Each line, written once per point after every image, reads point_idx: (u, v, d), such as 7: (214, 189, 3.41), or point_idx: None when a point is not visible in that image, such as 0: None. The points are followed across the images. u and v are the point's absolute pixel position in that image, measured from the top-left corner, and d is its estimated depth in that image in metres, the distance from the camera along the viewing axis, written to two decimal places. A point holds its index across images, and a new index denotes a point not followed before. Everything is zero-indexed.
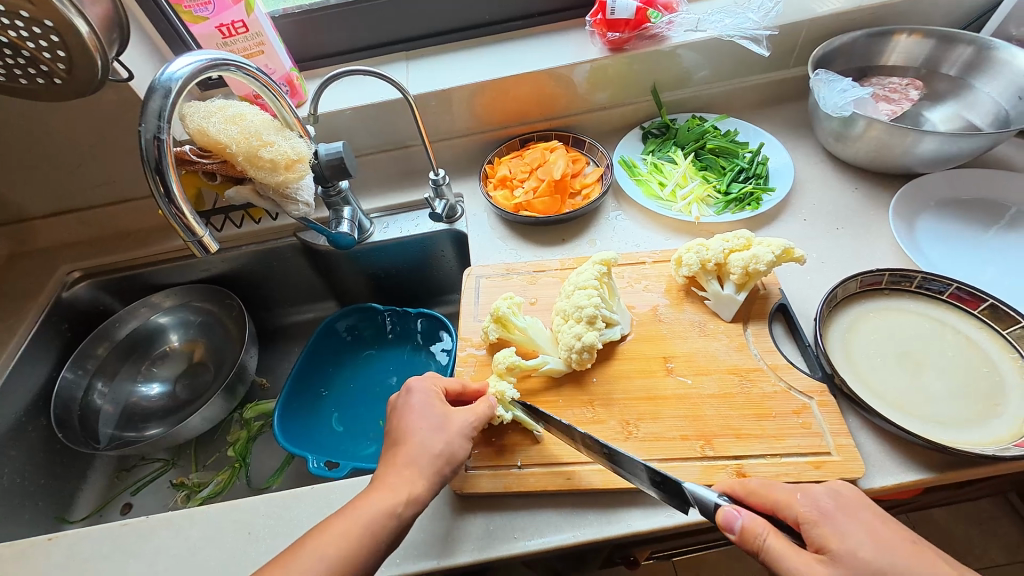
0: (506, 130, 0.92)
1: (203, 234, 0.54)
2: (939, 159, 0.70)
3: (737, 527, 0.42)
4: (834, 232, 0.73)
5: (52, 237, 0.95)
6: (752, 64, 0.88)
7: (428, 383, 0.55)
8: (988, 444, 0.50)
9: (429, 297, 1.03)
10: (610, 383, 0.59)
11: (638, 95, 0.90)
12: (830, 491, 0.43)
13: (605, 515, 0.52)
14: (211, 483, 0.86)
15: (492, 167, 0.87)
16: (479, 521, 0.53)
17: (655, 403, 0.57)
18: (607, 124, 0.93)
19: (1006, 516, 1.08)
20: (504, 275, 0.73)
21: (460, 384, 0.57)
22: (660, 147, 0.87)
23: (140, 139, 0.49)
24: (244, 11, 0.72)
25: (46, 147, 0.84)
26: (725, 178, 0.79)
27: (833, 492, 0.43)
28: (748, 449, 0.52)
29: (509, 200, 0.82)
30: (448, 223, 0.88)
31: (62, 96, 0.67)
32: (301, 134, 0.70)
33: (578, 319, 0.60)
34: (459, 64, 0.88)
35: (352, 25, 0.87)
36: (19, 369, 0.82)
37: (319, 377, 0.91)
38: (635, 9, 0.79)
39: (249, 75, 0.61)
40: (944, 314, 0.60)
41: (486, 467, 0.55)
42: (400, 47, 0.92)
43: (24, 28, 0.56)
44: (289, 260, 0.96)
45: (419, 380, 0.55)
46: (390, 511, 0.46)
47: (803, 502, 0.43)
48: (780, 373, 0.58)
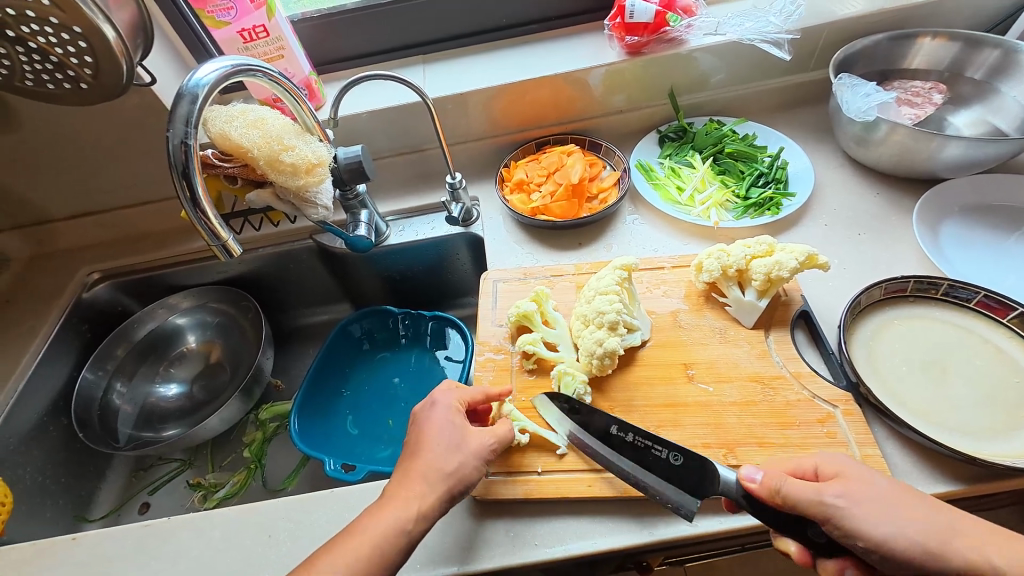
0: (522, 133, 0.92)
1: (227, 238, 0.55)
2: (964, 165, 0.69)
3: (757, 478, 0.45)
4: (855, 238, 0.72)
5: (73, 238, 0.96)
6: (771, 67, 0.88)
7: (452, 399, 0.55)
8: (1018, 455, 0.50)
9: (443, 300, 1.03)
10: (630, 390, 0.59)
11: (655, 99, 0.90)
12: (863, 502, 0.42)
13: (626, 523, 0.52)
14: (227, 484, 0.87)
15: (508, 170, 0.87)
16: (498, 528, 0.53)
17: (675, 411, 0.56)
18: (624, 127, 0.93)
19: None
20: (521, 279, 0.73)
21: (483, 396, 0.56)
22: (678, 151, 0.86)
23: (168, 144, 0.50)
24: (265, 16, 0.72)
25: (69, 150, 0.85)
26: (744, 183, 0.79)
27: None
28: (771, 459, 0.52)
29: (526, 203, 0.82)
30: (464, 227, 0.88)
31: (86, 101, 0.67)
32: (320, 138, 0.71)
33: (599, 325, 0.59)
34: (476, 68, 0.88)
35: (370, 29, 0.87)
36: (41, 369, 0.83)
37: (334, 378, 0.91)
38: (654, 13, 0.79)
39: (273, 81, 0.61)
40: (971, 321, 0.59)
41: (506, 473, 0.55)
42: (417, 50, 0.92)
43: (53, 34, 0.57)
44: (305, 262, 0.97)
45: (444, 395, 0.55)
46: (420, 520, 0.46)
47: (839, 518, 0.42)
48: (803, 381, 0.57)
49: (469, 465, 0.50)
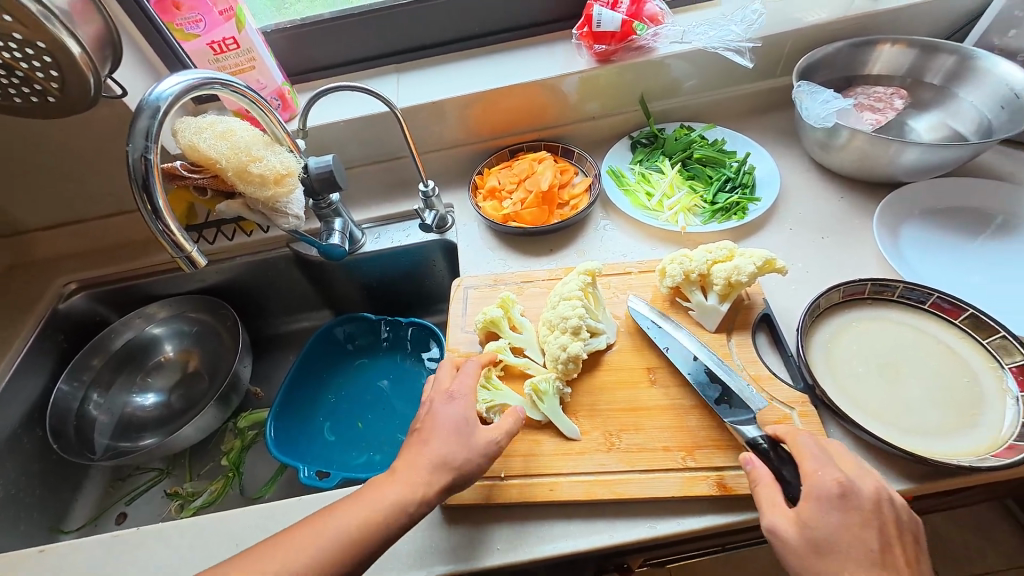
0: (496, 141, 0.93)
1: (191, 249, 0.55)
2: (922, 169, 0.71)
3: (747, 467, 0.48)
4: (819, 241, 0.73)
5: (49, 249, 0.96)
6: (740, 74, 0.89)
7: (469, 391, 0.55)
8: (968, 455, 0.51)
9: (421, 306, 1.03)
10: (595, 394, 0.60)
11: (626, 105, 0.91)
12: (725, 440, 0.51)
13: (588, 526, 0.52)
14: (204, 493, 0.86)
15: (481, 177, 0.88)
16: (463, 532, 0.54)
17: (637, 415, 0.58)
18: (597, 133, 0.94)
19: (1002, 523, 1.08)
20: (491, 285, 0.74)
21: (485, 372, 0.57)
22: (648, 156, 0.88)
23: (128, 158, 0.50)
24: (235, 28, 0.73)
25: (42, 161, 0.85)
26: (711, 188, 0.80)
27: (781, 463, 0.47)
28: (729, 461, 0.53)
29: (498, 210, 0.83)
30: (439, 234, 0.89)
31: (55, 114, 0.68)
32: (289, 148, 0.71)
33: (563, 329, 0.59)
34: (449, 77, 0.89)
35: (343, 39, 0.88)
36: (16, 380, 0.83)
37: (311, 386, 0.92)
38: (620, 22, 0.80)
39: (238, 93, 0.62)
40: (926, 323, 0.60)
41: None
42: (392, 60, 0.93)
43: (18, 50, 0.57)
44: (283, 270, 0.97)
45: (461, 388, 0.55)
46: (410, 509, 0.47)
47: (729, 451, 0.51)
48: (762, 384, 0.58)
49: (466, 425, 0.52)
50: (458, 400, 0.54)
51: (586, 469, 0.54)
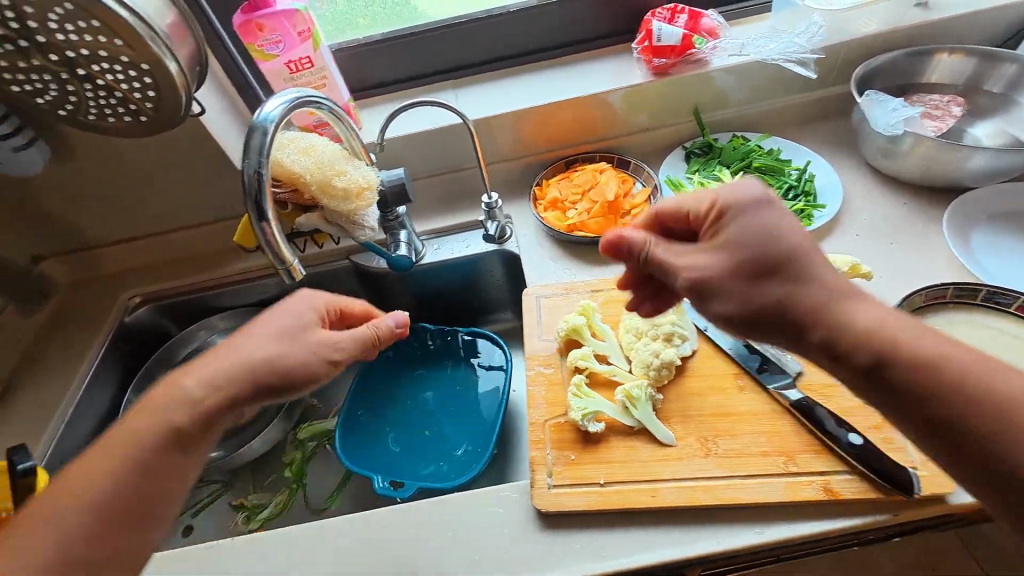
0: (551, 152, 0.94)
1: (291, 261, 0.57)
2: (989, 174, 0.72)
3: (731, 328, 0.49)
4: (888, 246, 0.74)
5: (112, 264, 0.98)
6: (793, 83, 0.91)
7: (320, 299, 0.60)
8: None
9: (475, 316, 1.04)
10: (684, 400, 0.60)
11: (681, 116, 0.93)
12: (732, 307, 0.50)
13: (693, 532, 0.53)
14: (270, 504, 0.87)
15: (541, 188, 0.89)
16: (564, 539, 0.54)
17: (730, 420, 0.58)
18: (649, 144, 0.95)
19: None
20: (564, 294, 0.75)
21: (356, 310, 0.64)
22: (705, 166, 0.89)
23: (242, 174, 0.52)
24: (311, 48, 0.75)
25: (113, 178, 0.87)
26: (774, 196, 0.81)
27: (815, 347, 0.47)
28: (834, 465, 0.53)
29: (562, 220, 0.84)
30: (499, 244, 0.90)
31: (148, 134, 0.70)
32: (367, 161, 0.72)
33: (653, 337, 0.61)
34: (507, 91, 0.91)
35: (404, 57, 0.90)
36: (88, 393, 0.84)
37: (374, 396, 0.92)
38: (681, 36, 0.82)
39: (329, 110, 0.63)
40: (1013, 327, 0.61)
41: (568, 485, 0.56)
42: (448, 75, 0.95)
43: (121, 71, 0.60)
44: (341, 282, 0.99)
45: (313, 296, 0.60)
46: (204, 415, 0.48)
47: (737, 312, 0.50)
48: None
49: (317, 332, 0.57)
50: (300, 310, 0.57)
51: (686, 475, 0.55)
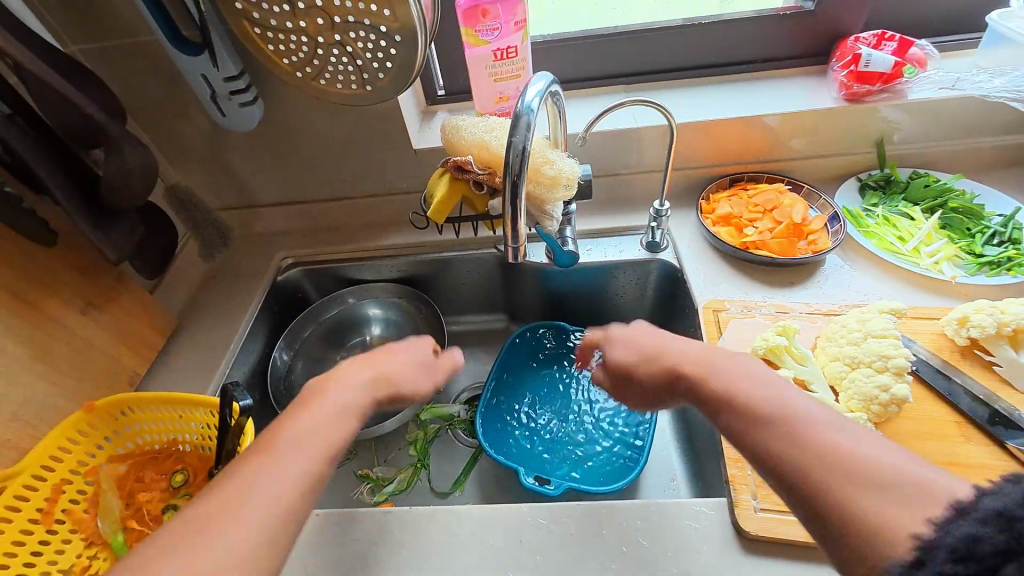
0: (718, 167, 0.91)
1: (523, 241, 0.57)
2: None
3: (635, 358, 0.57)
4: None
5: (268, 225, 1.01)
6: (996, 125, 0.85)
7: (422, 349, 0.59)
8: None
9: (604, 323, 1.01)
10: (901, 441, 0.56)
11: (860, 147, 0.89)
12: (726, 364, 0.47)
13: None
14: (395, 480, 0.85)
15: (708, 203, 0.87)
16: (773, 568, 0.51)
17: (959, 471, 0.54)
18: (821, 172, 0.91)
19: None
20: (745, 311, 0.73)
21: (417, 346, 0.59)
22: (887, 200, 0.85)
23: (508, 151, 0.52)
24: (520, 38, 0.77)
25: (294, 144, 0.90)
26: (975, 240, 0.76)
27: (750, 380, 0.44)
28: None
29: (736, 237, 0.82)
30: (656, 254, 0.88)
31: (373, 102, 0.72)
32: (567, 152, 0.72)
33: (880, 369, 0.57)
34: (686, 101, 0.89)
35: (585, 57, 0.90)
36: (245, 344, 0.87)
37: (510, 388, 0.91)
38: (893, 64, 0.80)
39: (557, 101, 0.64)
40: None
41: (778, 511, 0.53)
42: (622, 80, 0.94)
43: (373, 41, 0.62)
44: (480, 270, 0.99)
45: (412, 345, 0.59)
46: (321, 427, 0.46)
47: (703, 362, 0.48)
48: None
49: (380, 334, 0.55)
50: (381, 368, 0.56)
51: None
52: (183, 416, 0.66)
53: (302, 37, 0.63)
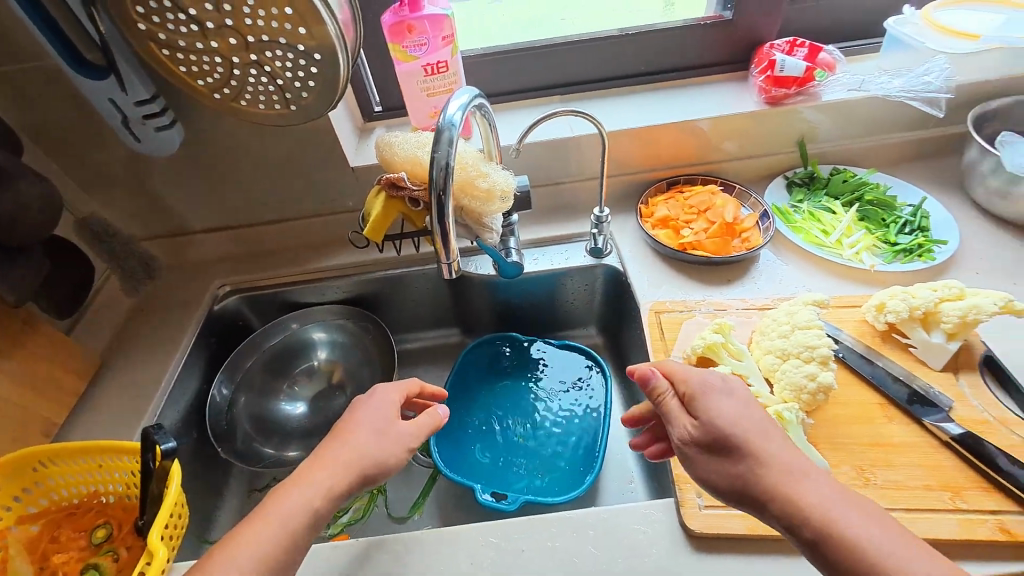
0: (654, 172, 0.94)
1: (455, 257, 0.57)
2: None
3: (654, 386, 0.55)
4: (1011, 286, 0.74)
5: (202, 252, 0.96)
6: (901, 121, 0.92)
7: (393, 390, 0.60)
8: None
9: (557, 331, 1.02)
10: (832, 427, 0.59)
11: (783, 147, 0.93)
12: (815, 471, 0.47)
13: None
14: (349, 509, 0.81)
15: (647, 207, 0.89)
16: (719, 562, 0.52)
17: (884, 450, 0.56)
18: (750, 171, 0.95)
19: None
20: (685, 311, 0.75)
21: (418, 387, 0.63)
22: (811, 195, 0.90)
23: (432, 167, 0.51)
24: (449, 53, 0.77)
25: (222, 167, 0.86)
26: (890, 230, 0.81)
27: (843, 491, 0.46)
28: (1004, 505, 0.51)
29: (674, 239, 0.84)
30: (601, 259, 0.89)
31: (300, 121, 0.70)
32: (502, 164, 0.72)
33: (807, 359, 0.60)
34: (618, 110, 0.91)
35: (519, 69, 0.91)
36: (179, 380, 0.82)
37: (464, 404, 0.90)
38: (805, 68, 0.84)
39: (485, 115, 0.64)
40: None
41: (722, 506, 0.54)
42: (557, 91, 0.95)
43: (292, 59, 0.60)
44: (429, 286, 0.98)
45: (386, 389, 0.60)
46: (315, 505, 0.50)
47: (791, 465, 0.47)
48: (1010, 427, 0.57)
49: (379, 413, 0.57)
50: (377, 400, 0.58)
51: None
52: (104, 465, 0.61)
53: (215, 57, 0.61)
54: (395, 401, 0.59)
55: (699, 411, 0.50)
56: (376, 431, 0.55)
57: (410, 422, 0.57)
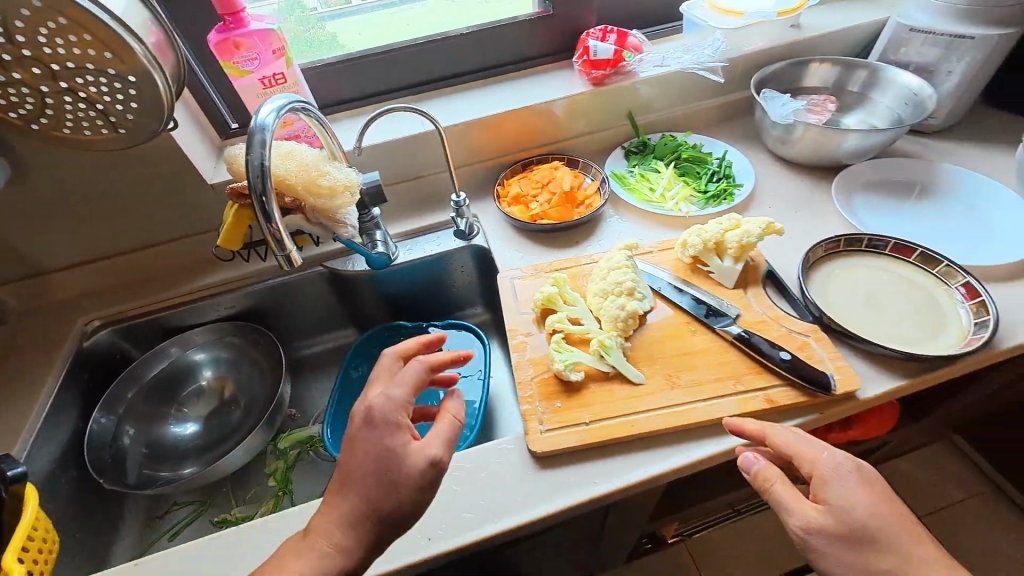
0: (509, 156, 1.04)
1: (291, 249, 0.61)
2: (860, 152, 0.91)
3: (753, 468, 0.55)
4: (794, 214, 0.90)
5: (65, 289, 0.93)
6: (708, 90, 1.08)
7: (418, 370, 0.53)
8: (942, 352, 0.65)
9: (446, 313, 1.09)
10: (648, 347, 0.70)
11: (616, 121, 1.07)
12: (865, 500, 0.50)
13: (667, 451, 0.61)
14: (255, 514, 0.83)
15: (503, 187, 0.99)
16: (559, 473, 0.61)
17: (687, 358, 0.68)
18: (593, 146, 1.08)
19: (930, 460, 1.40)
20: (535, 274, 0.84)
21: (448, 357, 0.56)
22: (642, 161, 1.03)
23: (248, 168, 0.56)
24: (284, 65, 0.82)
25: (71, 199, 0.85)
26: (702, 180, 0.96)
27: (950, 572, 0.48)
28: (771, 382, 0.64)
29: (525, 212, 0.94)
30: (469, 240, 0.97)
31: (136, 143, 0.71)
32: (347, 164, 0.78)
33: (619, 294, 0.71)
34: (466, 103, 1.00)
35: (368, 75, 0.98)
36: (49, 419, 0.80)
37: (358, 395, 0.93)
38: (613, 51, 0.97)
39: (314, 118, 0.69)
40: (889, 264, 0.77)
41: (559, 427, 0.63)
42: (409, 91, 1.03)
43: (106, 83, 0.62)
44: (314, 289, 1.01)
45: (412, 367, 0.53)
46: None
47: (822, 460, 0.53)
48: (781, 322, 0.71)
49: (393, 450, 0.49)
50: (391, 397, 0.51)
51: (657, 406, 0.64)
52: None
53: (23, 88, 0.61)
54: (412, 383, 0.53)
55: (831, 497, 0.50)
56: (381, 455, 0.49)
57: (410, 388, 0.52)
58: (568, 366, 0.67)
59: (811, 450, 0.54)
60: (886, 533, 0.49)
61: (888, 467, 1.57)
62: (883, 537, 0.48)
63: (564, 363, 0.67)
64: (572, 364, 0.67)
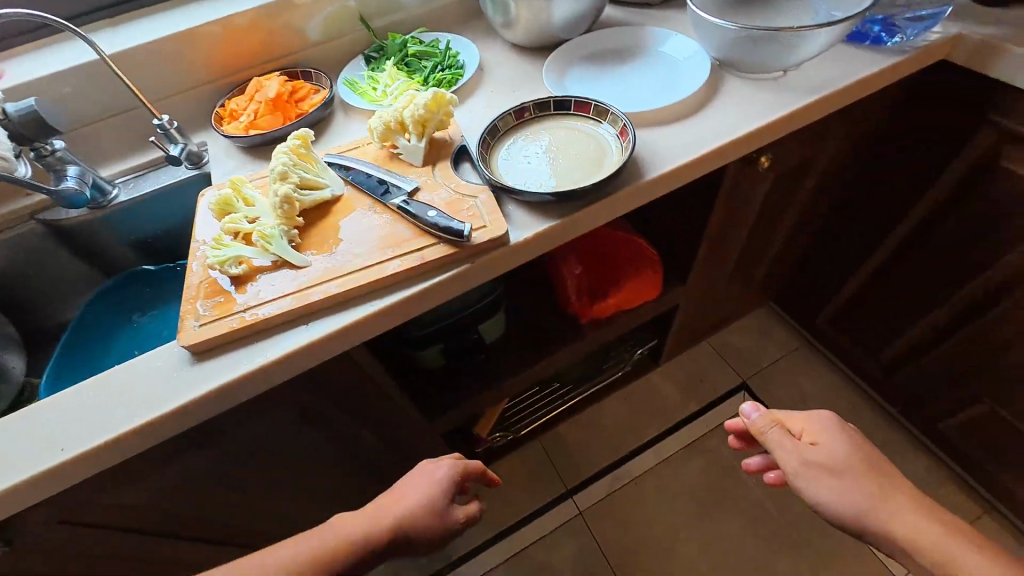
0: (237, 76, 0.98)
1: None
2: (575, 19, 0.92)
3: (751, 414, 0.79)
4: (513, 93, 0.90)
5: None
6: None
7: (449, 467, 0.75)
8: (589, 188, 0.69)
9: None
10: (322, 231, 0.70)
11: (349, 27, 1.02)
12: (829, 417, 0.74)
13: (322, 322, 0.63)
14: None
15: (225, 107, 0.94)
16: (215, 361, 0.61)
17: (357, 234, 0.68)
18: (333, 57, 1.03)
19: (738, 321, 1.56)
20: None
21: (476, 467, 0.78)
22: (378, 65, 0.98)
23: None
24: None
25: None
26: (425, 73, 0.94)
27: (863, 483, 0.67)
28: (426, 241, 0.66)
29: (240, 127, 0.89)
30: (197, 169, 0.92)
31: None
32: None
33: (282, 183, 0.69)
34: (168, 22, 0.93)
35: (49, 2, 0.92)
36: None
37: (94, 346, 0.89)
38: None
39: None
40: (571, 122, 0.79)
41: (215, 318, 0.62)
42: (106, 14, 0.97)
43: None
44: (40, 249, 0.92)
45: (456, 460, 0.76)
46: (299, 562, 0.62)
47: (812, 420, 0.74)
48: (456, 188, 0.72)
49: (425, 484, 0.72)
50: (440, 465, 0.75)
51: (314, 281, 0.64)
52: None
53: None
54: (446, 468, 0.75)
55: (819, 442, 0.72)
56: (421, 487, 0.71)
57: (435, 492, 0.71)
58: (228, 260, 0.65)
59: (809, 419, 0.75)
60: (875, 511, 0.65)
61: (722, 342, 1.73)
62: (839, 463, 0.69)
63: (223, 257, 0.65)
64: (233, 257, 0.65)
